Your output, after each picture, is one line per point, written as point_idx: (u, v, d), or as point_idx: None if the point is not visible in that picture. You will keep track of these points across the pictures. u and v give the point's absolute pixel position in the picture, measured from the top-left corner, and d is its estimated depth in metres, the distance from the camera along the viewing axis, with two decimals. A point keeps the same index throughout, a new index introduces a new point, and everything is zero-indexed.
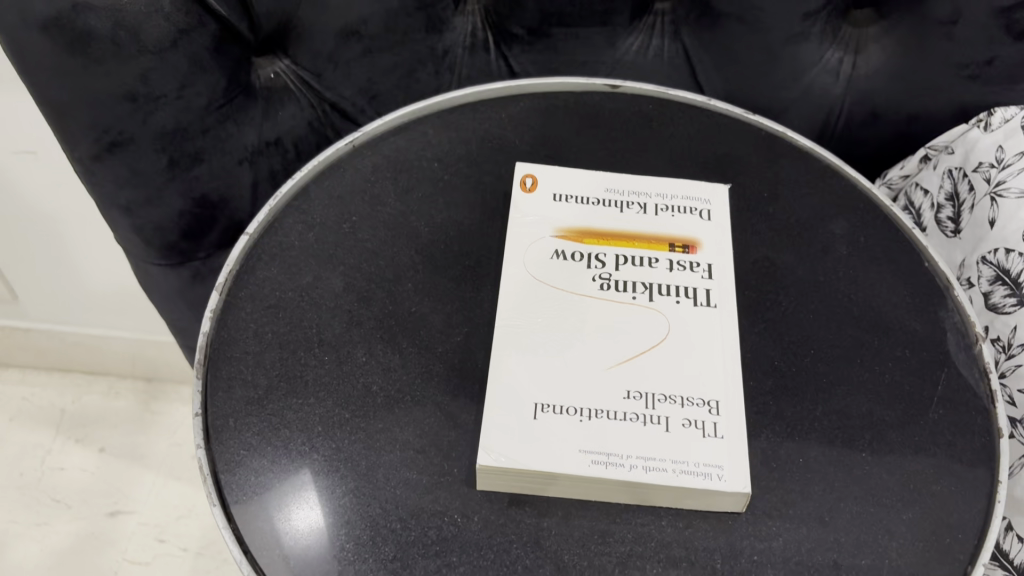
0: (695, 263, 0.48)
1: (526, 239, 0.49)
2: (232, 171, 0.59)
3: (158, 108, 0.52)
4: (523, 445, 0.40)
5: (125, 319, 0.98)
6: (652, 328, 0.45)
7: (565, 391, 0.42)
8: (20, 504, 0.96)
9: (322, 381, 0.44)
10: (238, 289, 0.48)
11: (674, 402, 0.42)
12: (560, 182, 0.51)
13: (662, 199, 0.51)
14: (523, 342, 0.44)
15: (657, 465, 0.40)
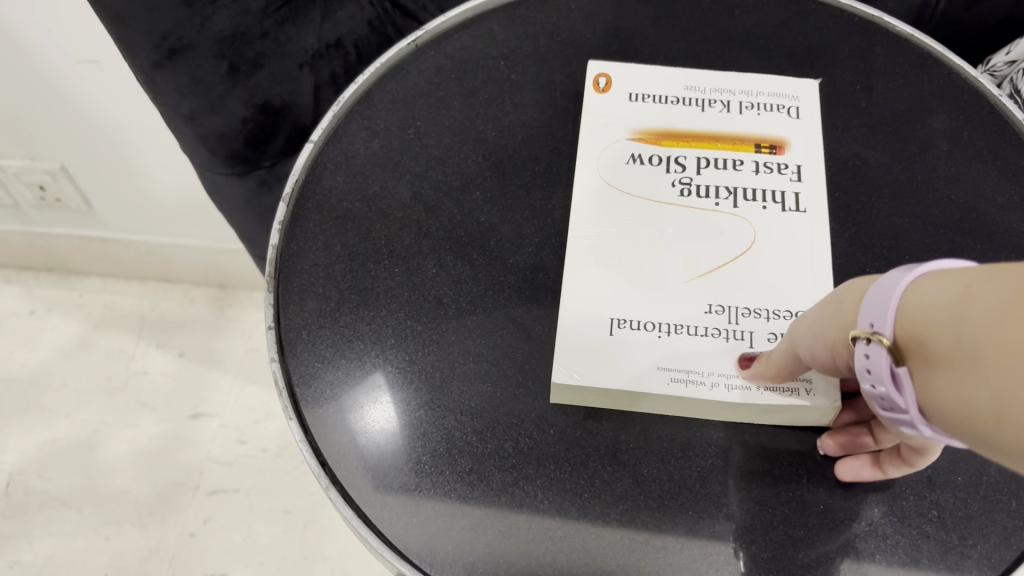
0: (783, 166, 0.45)
1: (600, 144, 0.46)
2: (292, 75, 0.57)
3: (215, 12, 0.51)
4: (601, 362, 0.39)
5: (196, 228, 0.99)
6: (737, 237, 0.43)
7: (644, 304, 0.41)
8: (110, 406, 1.00)
9: (393, 293, 0.43)
10: (305, 199, 0.46)
11: (758, 316, 0.40)
12: (634, 82, 0.49)
13: (748, 96, 0.48)
14: (598, 252, 0.43)
15: (740, 382, 0.38)
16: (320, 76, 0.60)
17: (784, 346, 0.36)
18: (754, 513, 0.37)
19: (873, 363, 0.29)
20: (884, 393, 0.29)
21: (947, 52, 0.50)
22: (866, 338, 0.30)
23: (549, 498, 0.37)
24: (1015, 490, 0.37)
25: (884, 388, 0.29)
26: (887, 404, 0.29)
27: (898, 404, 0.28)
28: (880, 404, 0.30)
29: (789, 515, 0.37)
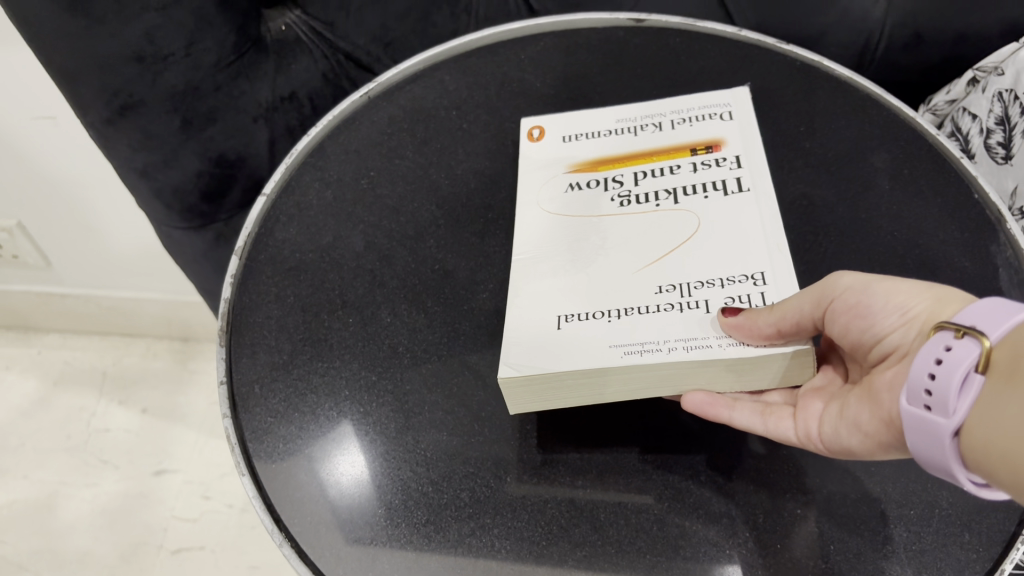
0: (721, 160, 0.46)
1: (540, 179, 0.48)
2: (247, 128, 0.58)
3: (167, 68, 0.51)
4: (547, 352, 0.38)
5: (156, 281, 0.98)
6: (681, 227, 0.43)
7: (589, 302, 0.41)
8: (70, 465, 0.98)
9: (347, 344, 0.43)
10: (258, 251, 0.47)
11: (712, 286, 0.40)
12: (567, 124, 0.50)
13: (680, 114, 0.49)
14: (540, 267, 0.44)
15: (699, 343, 0.37)
16: (276, 129, 0.60)
17: (815, 293, 0.37)
18: (712, 554, 0.37)
19: (950, 357, 0.32)
20: (936, 390, 0.32)
21: (885, 94, 0.52)
22: (957, 333, 0.32)
23: (507, 547, 0.37)
24: (966, 522, 0.37)
25: (945, 383, 0.32)
26: (926, 399, 0.32)
27: (948, 406, 0.32)
28: (918, 398, 0.33)
29: (747, 555, 0.37)
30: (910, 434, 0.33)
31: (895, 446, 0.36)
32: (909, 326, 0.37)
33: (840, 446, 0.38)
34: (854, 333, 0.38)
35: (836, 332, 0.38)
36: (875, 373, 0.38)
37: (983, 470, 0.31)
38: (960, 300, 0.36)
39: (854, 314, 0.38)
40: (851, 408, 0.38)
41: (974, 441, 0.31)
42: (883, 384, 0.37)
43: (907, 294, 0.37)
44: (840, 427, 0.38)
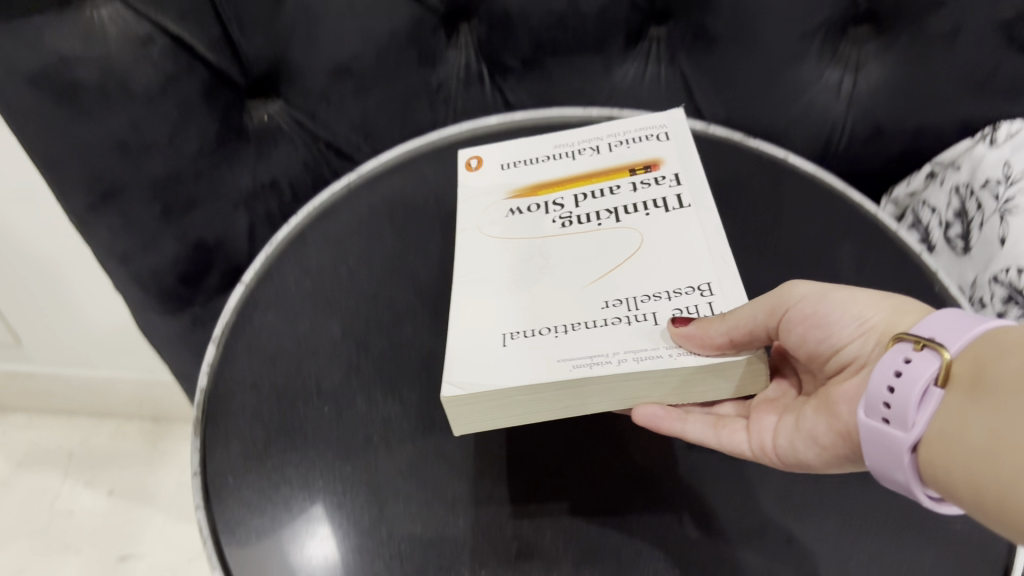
0: (659, 178, 0.48)
1: (480, 205, 0.49)
2: (226, 214, 0.59)
3: (150, 157, 0.52)
4: (492, 369, 0.38)
5: (127, 360, 0.97)
6: (625, 244, 0.44)
7: (532, 320, 0.41)
8: (30, 550, 0.95)
9: (323, 433, 0.43)
10: (236, 339, 0.47)
11: (658, 299, 0.41)
12: (504, 152, 0.52)
13: (616, 138, 0.51)
14: (478, 288, 0.44)
15: (648, 354, 0.38)
16: (255, 214, 0.61)
17: (772, 301, 0.40)
18: None
19: (909, 371, 0.34)
20: (895, 404, 0.34)
21: (847, 189, 0.54)
22: (917, 346, 0.34)
23: None
24: None
25: (904, 399, 0.33)
26: (885, 412, 0.34)
27: (906, 420, 0.33)
28: (880, 413, 0.35)
29: None
30: (871, 446, 0.35)
31: (850, 458, 0.39)
32: (866, 336, 0.39)
33: (793, 458, 0.41)
34: (811, 342, 0.41)
35: (793, 342, 0.41)
36: (833, 384, 0.41)
37: (938, 483, 0.33)
38: (914, 310, 0.39)
39: (810, 324, 0.40)
40: (809, 420, 0.41)
41: (930, 453, 0.33)
42: (840, 396, 0.40)
43: (866, 303, 0.39)
44: (796, 441, 0.41)
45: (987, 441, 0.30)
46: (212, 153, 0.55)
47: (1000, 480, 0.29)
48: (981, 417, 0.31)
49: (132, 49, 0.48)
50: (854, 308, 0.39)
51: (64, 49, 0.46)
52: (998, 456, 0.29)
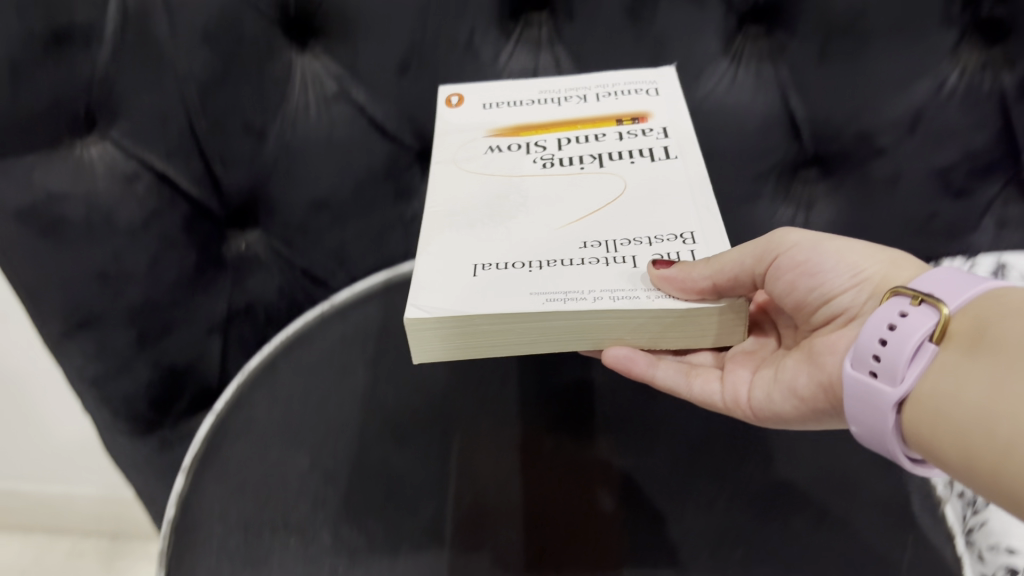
0: (647, 130, 0.49)
1: (458, 142, 0.51)
2: (200, 340, 0.60)
3: (127, 288, 0.53)
4: (464, 297, 0.38)
5: (88, 476, 0.96)
6: (609, 188, 0.45)
7: (504, 253, 0.41)
8: None
9: (288, 567, 0.43)
10: (204, 469, 0.48)
11: (639, 243, 0.41)
12: (484, 94, 0.54)
13: (603, 89, 0.52)
14: (458, 221, 0.44)
15: (626, 294, 0.38)
16: (229, 339, 0.62)
17: (761, 248, 0.40)
18: None
19: (905, 323, 0.35)
20: (887, 354, 0.35)
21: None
22: (916, 300, 0.35)
23: None
24: None
25: (896, 352, 0.34)
26: (874, 364, 0.35)
27: (897, 372, 0.34)
28: (869, 363, 0.36)
29: None
30: (853, 395, 0.36)
31: (824, 411, 0.41)
32: (856, 290, 0.40)
33: (766, 408, 0.44)
34: (797, 291, 0.41)
35: (779, 292, 0.42)
36: (817, 335, 0.42)
37: (922, 442, 0.34)
38: (910, 262, 0.40)
39: (803, 271, 0.41)
40: (793, 373, 0.43)
41: (915, 409, 0.34)
42: (823, 347, 0.41)
43: (858, 256, 0.40)
44: (773, 393, 0.44)
45: (985, 403, 0.31)
46: (189, 282, 0.57)
47: (996, 439, 0.30)
48: (979, 375, 0.32)
49: (117, 183, 0.51)
50: (847, 260, 0.40)
51: (52, 183, 0.48)
52: (997, 414, 0.31)
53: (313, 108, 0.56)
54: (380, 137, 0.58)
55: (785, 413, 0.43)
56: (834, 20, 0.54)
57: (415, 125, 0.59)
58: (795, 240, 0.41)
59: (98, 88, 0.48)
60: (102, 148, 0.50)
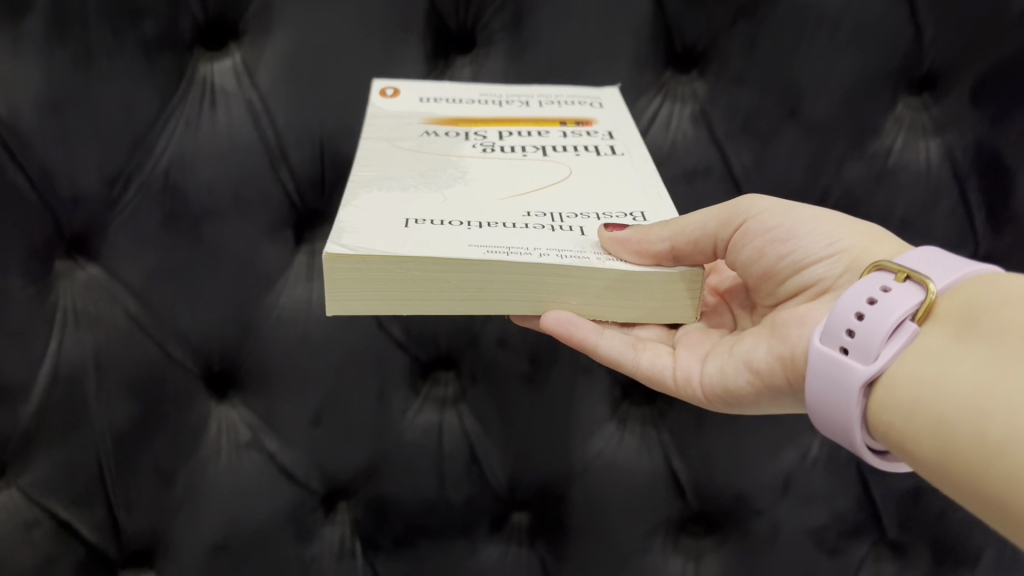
0: (592, 132, 0.48)
1: (392, 123, 0.47)
2: (195, 551, 0.56)
3: (115, 508, 0.53)
4: (390, 240, 0.35)
5: None
6: (553, 173, 0.43)
7: (438, 211, 0.38)
8: None
9: None
10: None
11: (586, 218, 0.39)
12: (421, 88, 0.50)
13: (546, 97, 0.50)
14: (385, 182, 0.41)
15: (572, 253, 0.36)
16: None
17: (721, 215, 0.39)
18: None
19: (888, 295, 0.32)
20: (862, 328, 0.32)
21: None
22: (902, 277, 0.32)
23: None
24: None
25: (874, 326, 0.31)
26: (846, 340, 0.32)
27: (876, 347, 0.31)
28: (833, 343, 0.33)
29: None
30: (817, 376, 0.33)
31: (784, 392, 0.38)
32: (830, 260, 0.37)
33: (721, 389, 0.40)
34: (760, 265, 0.39)
35: (746, 262, 0.39)
36: (784, 309, 0.39)
37: (889, 427, 0.31)
38: (888, 236, 0.38)
39: (773, 239, 0.38)
40: (751, 346, 0.39)
41: (885, 390, 0.31)
42: (790, 320, 0.37)
43: (837, 227, 0.38)
44: (730, 368, 0.40)
45: (979, 373, 0.28)
46: (182, 490, 0.54)
47: (975, 421, 0.27)
48: (968, 356, 0.29)
49: (92, 412, 0.51)
50: (836, 229, 0.38)
51: (30, 428, 0.50)
52: (976, 393, 0.28)
53: (315, 296, 0.52)
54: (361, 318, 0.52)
55: (740, 391, 0.39)
56: (820, 124, 0.51)
57: None
58: (764, 204, 0.39)
59: (49, 261, 0.48)
60: (60, 338, 0.49)
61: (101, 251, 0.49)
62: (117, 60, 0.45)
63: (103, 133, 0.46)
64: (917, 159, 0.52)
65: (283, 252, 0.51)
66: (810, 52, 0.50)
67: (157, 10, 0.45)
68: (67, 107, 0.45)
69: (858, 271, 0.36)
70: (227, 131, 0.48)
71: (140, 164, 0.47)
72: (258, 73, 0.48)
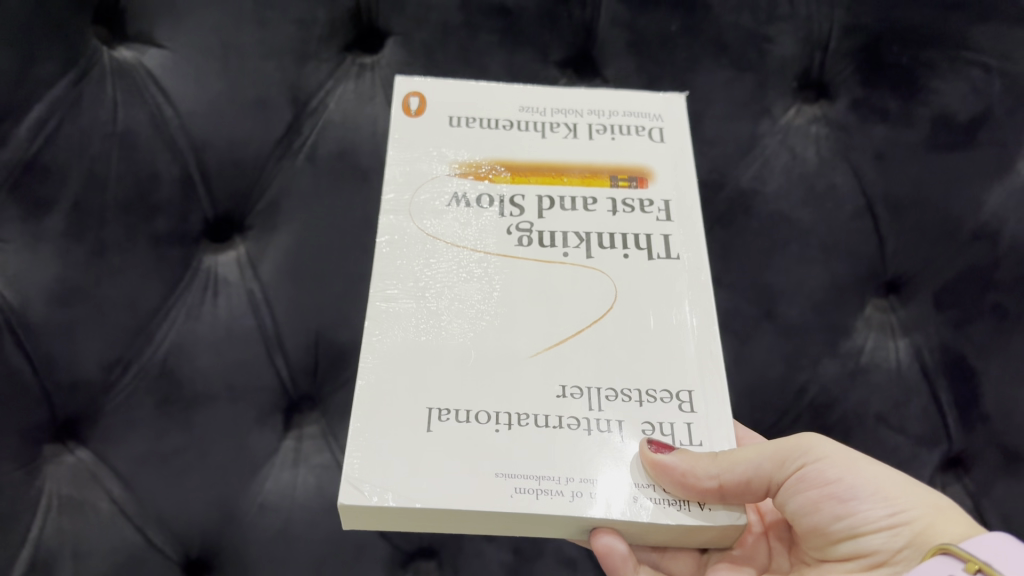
0: (647, 203, 0.45)
1: (421, 176, 0.45)
2: None
3: None
4: (411, 472, 0.36)
5: None
6: (599, 294, 0.42)
7: (466, 391, 0.39)
8: None
9: None
10: None
11: (626, 401, 0.39)
12: (452, 105, 0.48)
13: (595, 117, 0.48)
14: (411, 322, 0.41)
15: (605, 492, 0.37)
16: None
17: (778, 454, 0.39)
18: None
19: None
20: None
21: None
22: (974, 569, 0.33)
23: None
24: None
25: None
26: None
27: None
28: None
29: None
30: None
31: None
32: (889, 531, 0.38)
33: None
34: (813, 518, 0.40)
35: (796, 510, 0.40)
36: (830, 571, 0.40)
37: None
38: (950, 512, 0.39)
39: (833, 498, 0.39)
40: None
41: None
42: None
43: (900, 493, 0.39)
44: None
45: None
46: None
47: None
48: None
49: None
50: (899, 494, 0.39)
51: None
52: None
53: (300, 482, 0.52)
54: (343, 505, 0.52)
55: None
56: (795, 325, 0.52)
57: None
58: (829, 452, 0.40)
59: (38, 445, 0.48)
60: (41, 525, 0.48)
61: (92, 436, 0.49)
62: (130, 256, 0.48)
63: (109, 325, 0.48)
64: (887, 358, 0.52)
65: (271, 438, 0.51)
66: (783, 262, 0.52)
67: (171, 210, 0.49)
68: (78, 299, 0.48)
69: (920, 552, 0.38)
70: (227, 322, 0.50)
71: (140, 350, 0.49)
72: (261, 267, 0.51)
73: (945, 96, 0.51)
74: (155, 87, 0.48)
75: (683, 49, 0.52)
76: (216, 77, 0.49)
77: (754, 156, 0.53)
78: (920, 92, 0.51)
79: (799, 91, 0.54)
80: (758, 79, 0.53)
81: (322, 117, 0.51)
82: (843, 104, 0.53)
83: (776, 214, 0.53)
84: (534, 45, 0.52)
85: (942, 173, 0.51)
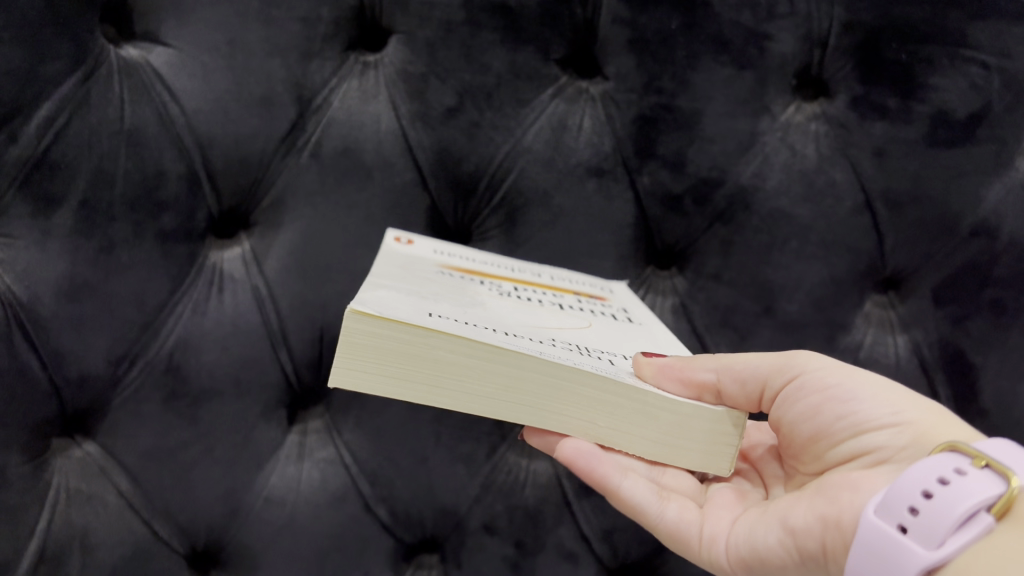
0: (606, 305, 0.50)
1: (408, 251, 0.50)
2: None
3: None
4: (418, 316, 0.36)
5: None
6: (576, 317, 0.46)
7: (462, 314, 0.40)
8: None
9: None
10: None
11: (612, 353, 0.41)
12: (438, 244, 0.53)
13: (558, 274, 0.53)
14: (406, 281, 0.43)
15: (605, 369, 0.37)
16: None
17: (774, 361, 0.39)
18: None
19: (961, 478, 0.30)
20: (925, 509, 0.29)
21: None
22: (979, 464, 0.30)
23: None
24: None
25: (941, 509, 0.29)
26: (903, 518, 0.30)
27: (939, 534, 0.29)
28: (890, 519, 0.30)
29: None
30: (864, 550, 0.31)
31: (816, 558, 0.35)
32: (893, 429, 0.35)
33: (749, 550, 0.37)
34: (810, 423, 0.38)
35: (794, 417, 0.38)
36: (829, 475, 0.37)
37: None
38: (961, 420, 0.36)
39: (830, 396, 0.37)
40: (788, 508, 0.37)
41: None
42: (836, 485, 0.36)
43: (905, 400, 0.36)
44: (760, 526, 0.37)
45: None
46: None
47: None
48: None
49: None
50: (900, 400, 0.36)
51: None
52: None
53: (304, 476, 0.53)
54: (352, 495, 0.53)
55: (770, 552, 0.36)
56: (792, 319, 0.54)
57: (379, 482, 0.53)
58: (827, 361, 0.38)
59: (46, 440, 0.49)
60: (50, 518, 0.48)
61: (98, 430, 0.50)
62: (137, 252, 0.49)
63: (116, 321, 0.49)
64: (886, 352, 0.54)
65: (276, 433, 0.52)
66: (781, 259, 0.54)
67: (177, 206, 0.49)
68: (85, 295, 0.48)
69: (924, 447, 0.34)
70: (232, 316, 0.51)
71: (147, 344, 0.50)
72: (266, 262, 0.52)
73: (945, 92, 0.51)
74: (160, 84, 0.48)
75: (683, 47, 0.52)
76: (218, 76, 0.49)
77: (754, 154, 0.53)
78: (919, 90, 0.51)
79: (799, 88, 0.54)
80: (759, 76, 0.53)
81: (326, 115, 0.51)
82: (842, 101, 0.53)
83: (776, 211, 0.53)
84: (535, 43, 0.52)
85: (940, 171, 0.51)
